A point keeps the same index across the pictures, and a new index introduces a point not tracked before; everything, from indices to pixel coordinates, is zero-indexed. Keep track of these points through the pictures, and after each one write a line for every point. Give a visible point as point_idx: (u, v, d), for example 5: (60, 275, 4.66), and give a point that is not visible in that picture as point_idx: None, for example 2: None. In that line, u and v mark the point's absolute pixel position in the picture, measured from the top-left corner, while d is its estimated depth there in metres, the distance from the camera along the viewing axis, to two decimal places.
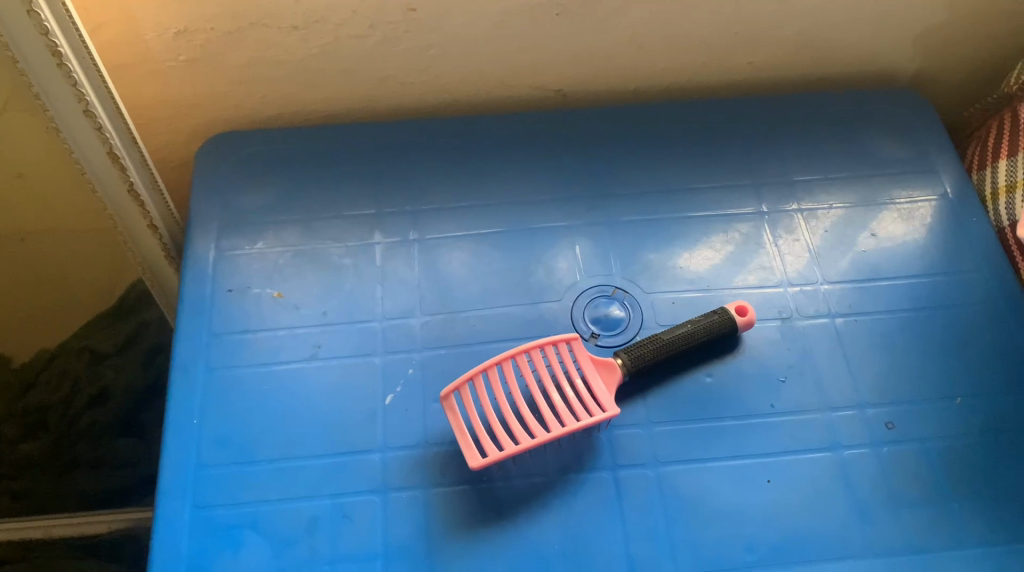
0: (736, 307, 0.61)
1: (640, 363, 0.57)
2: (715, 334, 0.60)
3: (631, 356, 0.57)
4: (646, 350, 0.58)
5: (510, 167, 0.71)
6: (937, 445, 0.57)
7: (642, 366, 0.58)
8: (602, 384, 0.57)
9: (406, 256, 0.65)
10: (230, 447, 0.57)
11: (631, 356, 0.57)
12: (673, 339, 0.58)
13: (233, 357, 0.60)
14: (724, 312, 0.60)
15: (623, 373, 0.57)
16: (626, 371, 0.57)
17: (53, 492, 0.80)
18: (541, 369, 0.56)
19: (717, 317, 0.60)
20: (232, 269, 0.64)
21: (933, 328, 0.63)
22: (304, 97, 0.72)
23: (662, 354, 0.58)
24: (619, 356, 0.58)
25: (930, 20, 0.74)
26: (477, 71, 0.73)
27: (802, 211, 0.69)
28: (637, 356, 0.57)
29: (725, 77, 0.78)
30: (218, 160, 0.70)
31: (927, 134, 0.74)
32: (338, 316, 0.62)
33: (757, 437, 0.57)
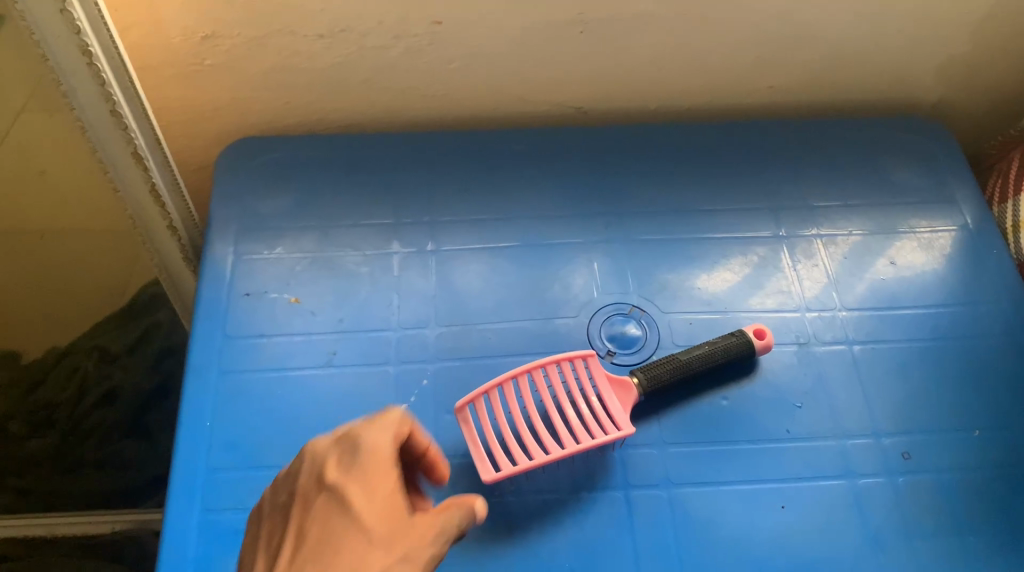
0: (754, 329, 0.60)
1: (656, 382, 0.57)
2: (734, 356, 0.59)
3: (647, 375, 0.57)
4: (663, 369, 0.57)
5: (530, 182, 0.71)
6: (954, 477, 0.57)
7: (658, 385, 0.57)
8: (618, 402, 0.56)
9: (422, 267, 0.65)
10: (241, 452, 0.56)
11: (647, 375, 0.57)
12: (690, 360, 0.58)
13: (247, 362, 0.60)
14: (742, 333, 0.60)
15: (638, 391, 0.57)
16: (642, 390, 0.57)
17: (58, 491, 0.80)
18: (556, 386, 0.56)
19: (735, 339, 0.59)
20: (249, 273, 0.64)
21: (951, 358, 0.62)
22: (327, 105, 0.72)
23: (678, 374, 0.58)
24: (634, 375, 0.57)
25: (953, 50, 0.74)
26: (500, 85, 0.73)
27: (821, 236, 0.69)
28: (653, 376, 0.57)
29: (747, 100, 0.78)
30: (240, 165, 0.71)
31: (948, 164, 0.74)
32: (353, 324, 0.62)
33: (771, 462, 0.57)
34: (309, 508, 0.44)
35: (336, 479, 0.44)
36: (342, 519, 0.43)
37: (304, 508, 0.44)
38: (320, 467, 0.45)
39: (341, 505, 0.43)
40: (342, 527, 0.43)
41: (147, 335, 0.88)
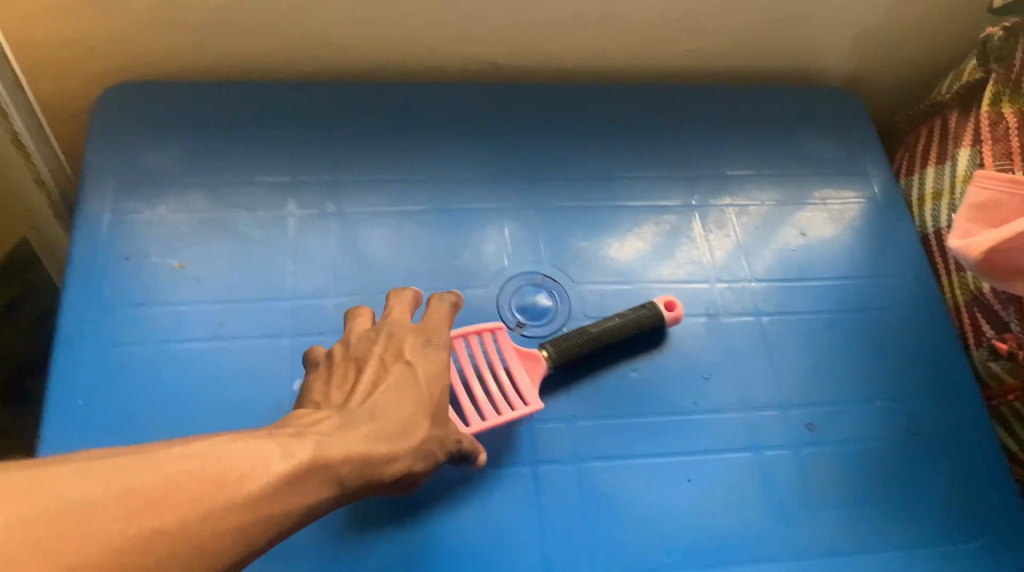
0: (666, 301, 0.59)
1: (566, 354, 0.55)
2: (645, 327, 0.58)
3: (557, 349, 0.55)
4: (573, 341, 0.55)
5: (439, 142, 0.67)
6: (855, 448, 0.57)
7: (568, 358, 0.55)
8: (526, 376, 0.54)
9: (322, 230, 0.61)
10: (117, 431, 0.52)
11: (557, 348, 0.55)
12: (600, 331, 0.56)
13: (125, 333, 0.55)
14: (653, 305, 0.59)
15: (548, 365, 0.55)
16: (551, 364, 0.55)
17: None
18: (464, 360, 0.54)
19: (647, 312, 0.58)
20: (129, 234, 0.59)
21: (856, 330, 0.62)
22: (218, 52, 0.67)
23: (589, 346, 0.56)
24: (544, 348, 0.55)
25: (867, 21, 0.74)
26: (409, 37, 0.69)
27: (735, 206, 0.68)
28: (563, 348, 0.55)
29: (665, 65, 0.76)
30: (118, 113, 0.64)
31: (859, 136, 0.74)
32: (245, 291, 0.58)
33: (679, 435, 0.56)
34: (383, 368, 0.46)
35: (413, 354, 0.48)
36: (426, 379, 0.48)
37: (377, 368, 0.46)
38: (399, 344, 0.48)
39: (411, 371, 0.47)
40: (412, 393, 0.46)
41: None
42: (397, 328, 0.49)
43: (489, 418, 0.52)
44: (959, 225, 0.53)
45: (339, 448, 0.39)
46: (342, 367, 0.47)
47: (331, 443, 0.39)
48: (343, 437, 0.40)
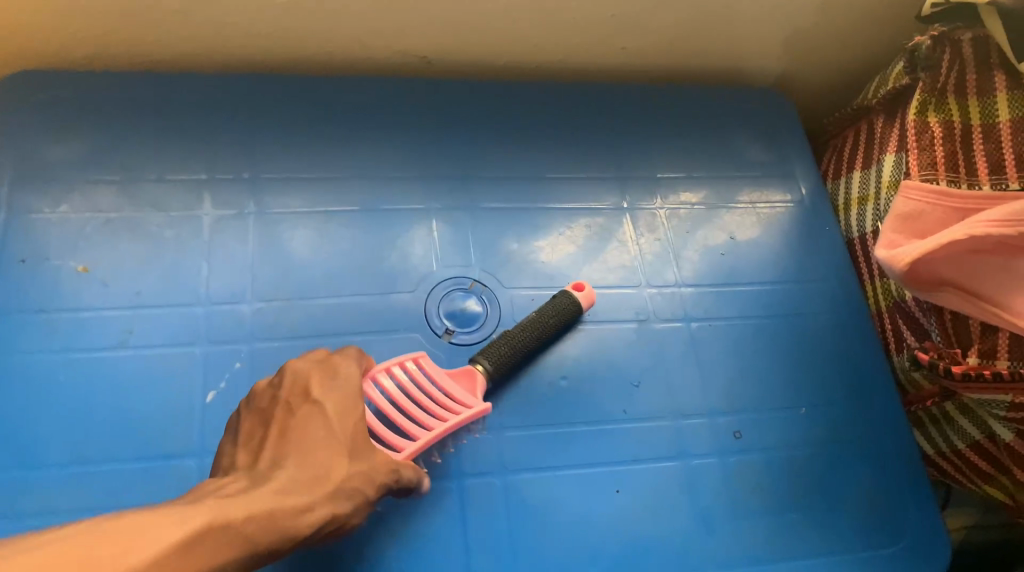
0: (575, 285, 0.58)
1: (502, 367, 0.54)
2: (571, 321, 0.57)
3: (490, 359, 0.54)
4: (507, 352, 0.54)
5: (365, 139, 0.64)
6: (780, 455, 0.58)
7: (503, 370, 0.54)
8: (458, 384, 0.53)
9: (239, 231, 0.58)
10: (11, 448, 0.48)
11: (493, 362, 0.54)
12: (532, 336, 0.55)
13: (20, 341, 0.51)
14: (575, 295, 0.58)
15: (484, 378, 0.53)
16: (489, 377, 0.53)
17: None
18: (385, 387, 0.51)
19: (557, 300, 0.57)
20: (26, 234, 0.55)
21: (783, 335, 0.63)
22: (125, 38, 0.62)
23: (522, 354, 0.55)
24: (478, 363, 0.53)
25: (797, 23, 0.74)
26: (333, 28, 0.65)
27: (666, 208, 0.67)
28: (499, 361, 0.54)
29: (598, 62, 0.75)
30: (14, 102, 0.60)
31: (788, 138, 0.74)
32: (155, 297, 0.54)
33: (608, 445, 0.55)
34: (290, 414, 0.45)
35: (321, 392, 0.47)
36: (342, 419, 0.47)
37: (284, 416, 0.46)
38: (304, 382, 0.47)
39: (321, 413, 0.46)
40: (324, 435, 0.45)
41: None
42: (303, 366, 0.48)
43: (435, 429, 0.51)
44: (885, 236, 0.54)
45: (243, 508, 0.38)
46: (252, 424, 0.46)
47: (238, 502, 0.38)
48: (246, 497, 0.39)
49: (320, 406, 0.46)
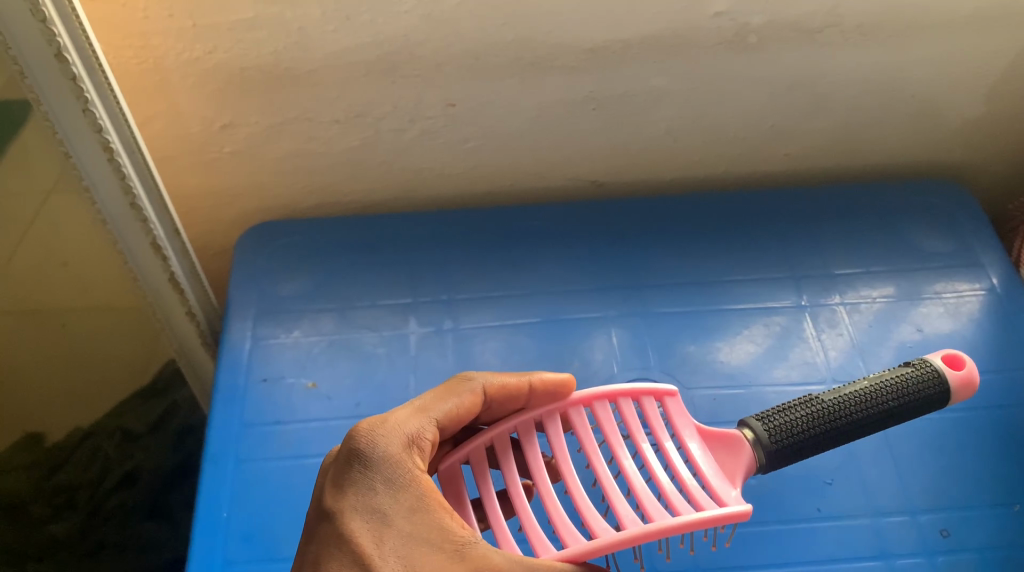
0: (954, 357, 0.49)
1: (783, 444, 0.47)
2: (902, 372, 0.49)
3: (767, 433, 0.48)
4: (799, 427, 0.47)
5: (545, 257, 0.71)
6: (996, 554, 0.54)
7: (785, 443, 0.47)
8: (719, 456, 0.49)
9: (440, 346, 0.64)
10: (257, 543, 0.55)
11: (767, 426, 0.48)
12: (836, 411, 0.48)
13: (263, 449, 0.59)
14: (930, 362, 0.49)
15: (757, 461, 0.47)
16: (762, 449, 0.47)
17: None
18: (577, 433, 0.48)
19: (924, 379, 0.48)
20: (266, 357, 0.64)
21: (985, 428, 0.60)
22: (342, 187, 0.73)
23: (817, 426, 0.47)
24: (745, 429, 0.48)
25: (969, 113, 0.74)
26: (514, 163, 0.73)
27: (845, 304, 0.67)
28: (778, 433, 0.47)
29: (763, 169, 0.78)
30: (257, 248, 0.72)
31: (972, 226, 0.73)
32: (370, 407, 0.61)
33: (805, 543, 0.55)
34: (383, 525, 0.43)
35: (406, 514, 0.43)
36: (424, 521, 0.43)
37: (378, 520, 0.43)
38: (359, 453, 0.44)
39: (402, 530, 0.42)
40: None
41: (168, 415, 0.82)
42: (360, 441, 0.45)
43: (704, 459, 0.48)
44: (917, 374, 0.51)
45: None
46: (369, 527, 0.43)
47: None
48: None
49: (397, 521, 0.43)
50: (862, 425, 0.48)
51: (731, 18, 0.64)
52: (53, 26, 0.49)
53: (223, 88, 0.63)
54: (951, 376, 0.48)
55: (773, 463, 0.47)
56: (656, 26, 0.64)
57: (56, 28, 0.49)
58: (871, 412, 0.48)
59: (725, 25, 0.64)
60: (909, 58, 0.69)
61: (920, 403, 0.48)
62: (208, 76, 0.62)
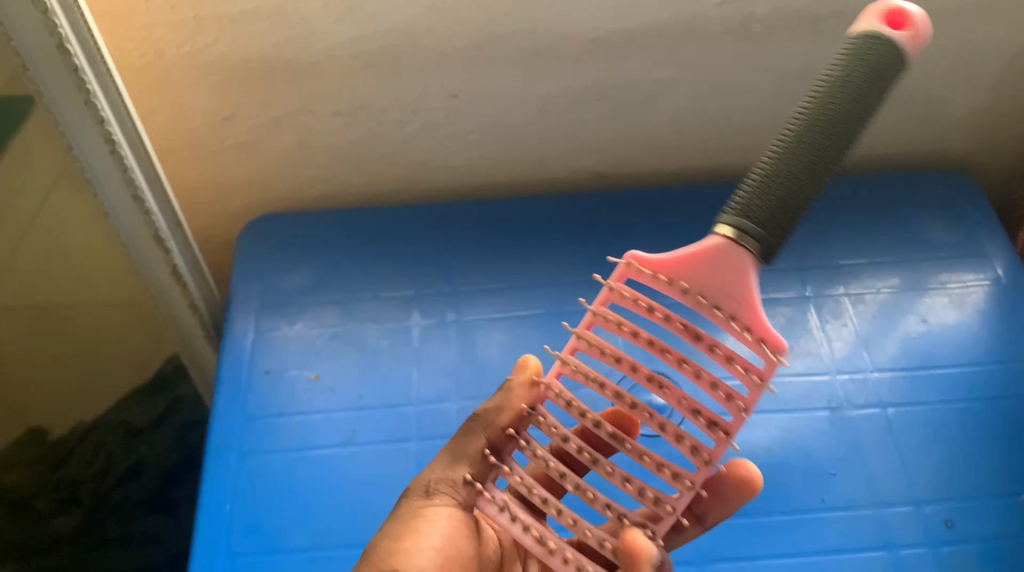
0: (888, 16, 0.37)
1: (758, 209, 0.36)
2: (851, 79, 0.36)
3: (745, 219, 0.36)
4: (759, 193, 0.36)
5: (548, 248, 0.70)
6: (1001, 545, 0.54)
7: (780, 215, 0.35)
8: (707, 273, 0.37)
9: (443, 338, 0.64)
10: (261, 535, 0.55)
11: (737, 210, 0.36)
12: (773, 175, 0.36)
13: (266, 441, 0.59)
14: (864, 32, 0.37)
15: (748, 249, 0.36)
16: (748, 236, 0.36)
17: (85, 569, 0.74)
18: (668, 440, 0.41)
19: (867, 44, 0.36)
20: (269, 350, 0.64)
21: (990, 419, 0.60)
22: (346, 180, 0.73)
23: (777, 194, 0.35)
24: (723, 229, 0.37)
25: (974, 103, 0.74)
26: (518, 155, 0.73)
27: (849, 295, 0.67)
28: (745, 204, 0.36)
29: None
30: (260, 241, 0.71)
31: (978, 218, 0.72)
32: (373, 400, 0.61)
33: (809, 534, 0.54)
34: None
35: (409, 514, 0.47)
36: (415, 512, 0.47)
37: None
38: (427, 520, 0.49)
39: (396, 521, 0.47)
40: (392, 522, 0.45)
41: (172, 410, 0.82)
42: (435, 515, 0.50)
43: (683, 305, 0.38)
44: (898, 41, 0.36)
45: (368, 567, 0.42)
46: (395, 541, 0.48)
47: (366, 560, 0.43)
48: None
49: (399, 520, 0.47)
50: (830, 127, 0.36)
51: (734, 7, 0.63)
52: (54, 17, 0.49)
53: (226, 80, 0.63)
54: (898, 37, 0.36)
55: (770, 235, 0.35)
56: (660, 15, 0.63)
57: (58, 19, 0.49)
58: (795, 146, 0.36)
59: (729, 15, 0.64)
60: None
61: (830, 95, 0.36)
62: (211, 68, 0.62)
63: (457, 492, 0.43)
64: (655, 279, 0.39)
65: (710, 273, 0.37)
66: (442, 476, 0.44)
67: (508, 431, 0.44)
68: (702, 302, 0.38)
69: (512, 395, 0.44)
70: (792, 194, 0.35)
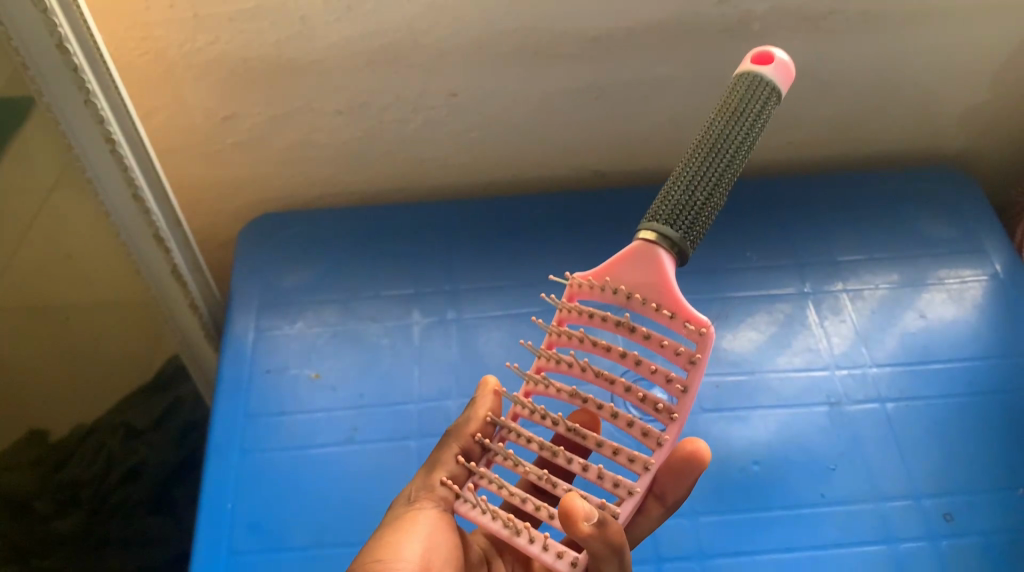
0: (761, 58, 0.44)
1: (667, 212, 0.41)
2: (732, 103, 0.42)
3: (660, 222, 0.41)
4: (669, 199, 0.41)
5: (548, 246, 0.71)
6: (1001, 539, 0.54)
7: (682, 214, 0.41)
8: (632, 273, 0.42)
9: (443, 336, 0.64)
10: (263, 532, 0.55)
11: (653, 215, 0.42)
12: (679, 184, 0.41)
13: (268, 439, 0.59)
14: (741, 73, 0.44)
15: (663, 245, 0.41)
16: (663, 237, 0.41)
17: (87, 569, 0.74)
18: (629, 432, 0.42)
19: (748, 79, 0.43)
20: (270, 348, 0.64)
21: (989, 414, 0.60)
22: (346, 179, 0.73)
23: (682, 200, 0.41)
24: (646, 232, 0.41)
25: (972, 100, 0.74)
26: (517, 153, 0.73)
27: (848, 291, 0.67)
28: (656, 210, 0.41)
29: (765, 157, 0.78)
30: (260, 240, 0.72)
31: (976, 214, 0.73)
32: (374, 398, 0.61)
33: (809, 529, 0.55)
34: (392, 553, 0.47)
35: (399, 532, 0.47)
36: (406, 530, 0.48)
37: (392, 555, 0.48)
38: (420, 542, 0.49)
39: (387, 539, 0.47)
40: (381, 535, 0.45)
41: (172, 410, 0.83)
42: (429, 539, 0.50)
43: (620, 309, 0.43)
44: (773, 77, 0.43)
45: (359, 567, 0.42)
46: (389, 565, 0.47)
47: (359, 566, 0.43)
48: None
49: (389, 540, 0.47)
50: (719, 141, 0.41)
51: (733, 5, 0.64)
52: (54, 17, 0.49)
53: (226, 79, 0.63)
54: (769, 72, 0.43)
55: (680, 234, 0.41)
56: (660, 13, 0.64)
57: (58, 18, 0.49)
58: (695, 161, 0.41)
59: (728, 12, 0.64)
60: (912, 46, 0.69)
61: (721, 118, 0.42)
62: (211, 66, 0.62)
63: (437, 495, 0.45)
64: (594, 291, 0.44)
65: (636, 274, 0.42)
66: (421, 484, 0.45)
67: (477, 436, 0.46)
68: (631, 299, 0.42)
69: (477, 407, 0.47)
70: (691, 196, 0.41)
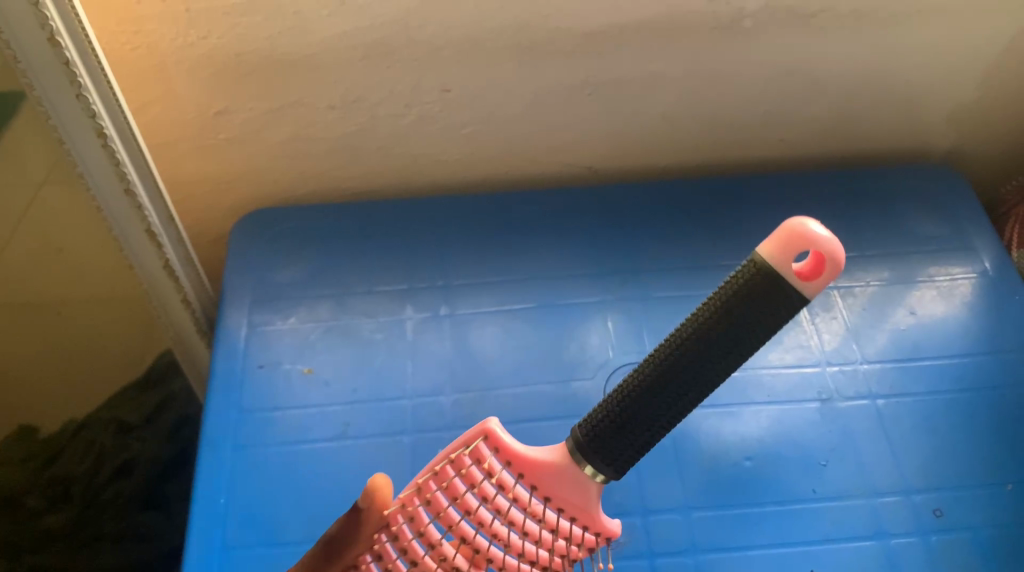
0: (789, 243, 0.36)
1: (610, 423, 0.42)
2: (716, 320, 0.38)
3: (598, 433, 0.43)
4: (619, 412, 0.41)
5: (541, 242, 0.71)
6: (990, 533, 0.55)
7: (619, 432, 0.42)
8: (545, 473, 0.45)
9: (437, 331, 0.65)
10: (256, 527, 0.55)
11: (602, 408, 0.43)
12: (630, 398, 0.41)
13: (261, 435, 0.59)
14: (755, 262, 0.37)
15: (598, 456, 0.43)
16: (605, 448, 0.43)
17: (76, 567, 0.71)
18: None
19: (747, 286, 0.37)
20: (263, 344, 0.64)
21: (978, 410, 0.60)
22: (339, 175, 0.73)
23: (625, 414, 0.41)
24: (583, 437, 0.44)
25: (961, 98, 0.75)
26: (511, 149, 0.73)
27: (839, 288, 0.68)
28: (605, 408, 0.42)
29: (758, 154, 0.78)
30: (253, 236, 0.71)
31: (966, 212, 0.73)
32: (367, 393, 0.61)
33: (801, 524, 0.55)
34: None
35: None
36: None
37: None
38: None
39: None
40: None
41: (165, 405, 0.82)
42: None
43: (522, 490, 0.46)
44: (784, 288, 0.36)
45: None
46: None
47: None
48: None
49: None
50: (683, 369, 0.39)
51: (726, 2, 0.64)
52: (45, 9, 0.48)
53: (218, 74, 0.63)
54: (783, 282, 0.36)
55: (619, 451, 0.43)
56: (652, 10, 0.64)
57: (49, 11, 0.48)
58: (653, 374, 0.40)
59: (721, 9, 0.64)
60: (902, 45, 0.69)
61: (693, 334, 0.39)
62: (203, 61, 0.62)
63: None
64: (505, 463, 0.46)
65: (548, 472, 0.45)
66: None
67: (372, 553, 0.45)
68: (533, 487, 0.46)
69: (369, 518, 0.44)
70: (634, 416, 0.41)
